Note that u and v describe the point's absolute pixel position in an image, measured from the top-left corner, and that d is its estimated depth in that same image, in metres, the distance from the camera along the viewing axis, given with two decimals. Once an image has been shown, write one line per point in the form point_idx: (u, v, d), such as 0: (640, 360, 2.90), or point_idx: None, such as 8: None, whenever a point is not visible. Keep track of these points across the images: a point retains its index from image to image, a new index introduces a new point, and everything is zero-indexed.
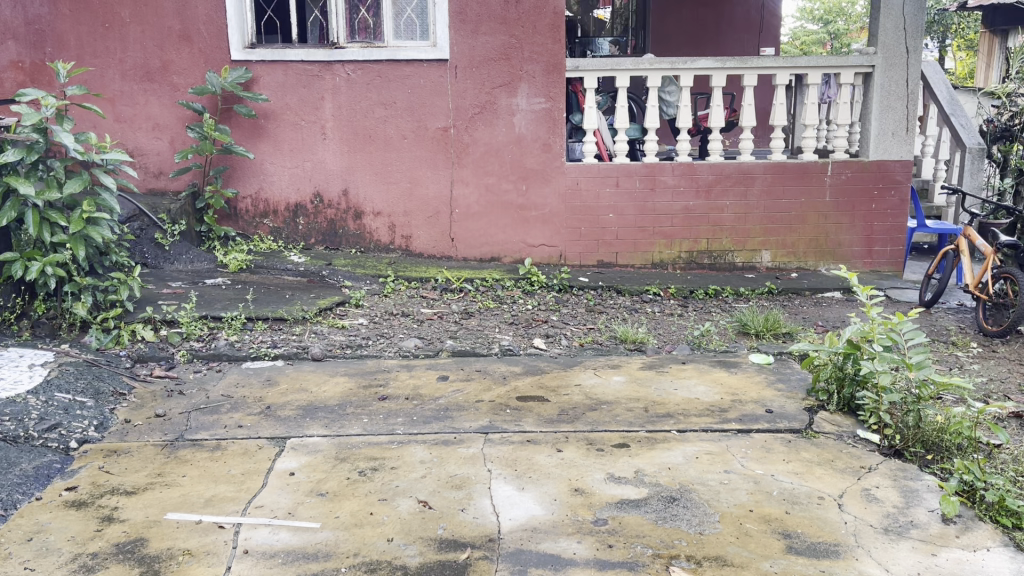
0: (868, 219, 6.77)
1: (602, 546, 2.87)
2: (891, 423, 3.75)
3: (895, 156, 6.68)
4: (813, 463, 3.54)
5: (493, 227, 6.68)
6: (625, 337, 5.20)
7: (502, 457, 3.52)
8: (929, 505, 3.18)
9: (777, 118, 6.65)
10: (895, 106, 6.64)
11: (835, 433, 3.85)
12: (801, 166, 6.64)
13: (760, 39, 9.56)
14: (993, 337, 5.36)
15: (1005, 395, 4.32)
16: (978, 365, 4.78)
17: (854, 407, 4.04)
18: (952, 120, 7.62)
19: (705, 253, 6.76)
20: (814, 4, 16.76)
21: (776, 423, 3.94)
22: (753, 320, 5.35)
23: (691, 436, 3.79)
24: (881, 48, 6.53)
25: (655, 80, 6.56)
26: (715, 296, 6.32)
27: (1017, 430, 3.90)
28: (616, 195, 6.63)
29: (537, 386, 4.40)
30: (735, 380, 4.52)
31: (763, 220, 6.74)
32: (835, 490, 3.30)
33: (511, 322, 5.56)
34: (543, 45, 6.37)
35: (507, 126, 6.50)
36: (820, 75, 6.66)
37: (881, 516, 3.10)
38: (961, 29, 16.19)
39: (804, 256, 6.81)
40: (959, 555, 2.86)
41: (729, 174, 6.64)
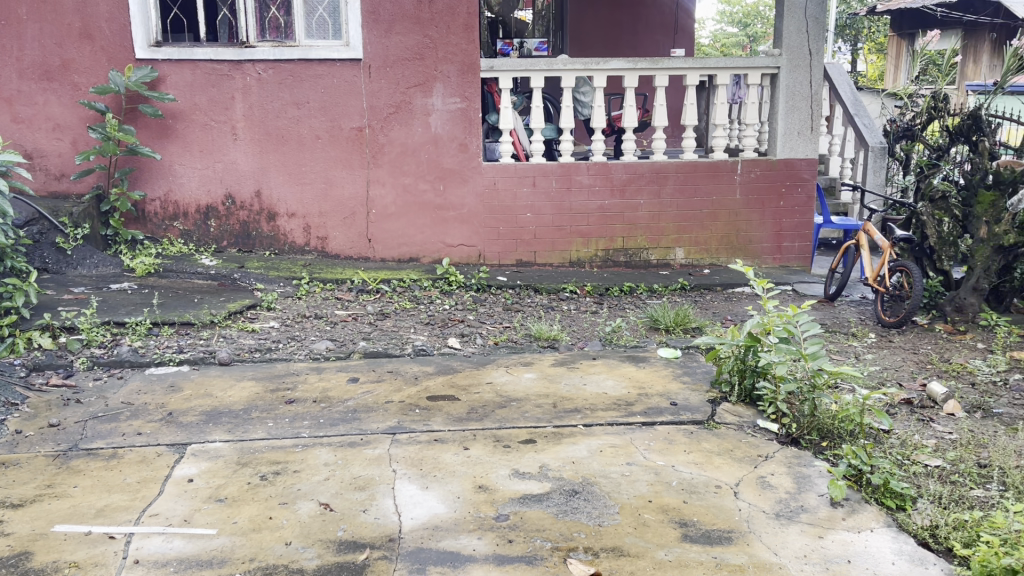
0: (776, 216, 6.98)
1: (501, 542, 2.89)
2: (789, 413, 3.89)
3: (801, 154, 6.89)
4: (713, 453, 3.63)
5: (411, 228, 6.65)
6: (538, 335, 5.25)
7: (408, 458, 3.51)
8: (819, 490, 3.30)
9: (687, 118, 6.79)
10: (800, 107, 6.85)
11: (735, 424, 3.96)
12: (712, 164, 6.81)
13: (675, 39, 9.77)
14: (890, 328, 5.58)
15: (896, 383, 4.52)
16: (873, 355, 4.97)
17: (754, 397, 4.16)
18: (856, 120, 7.88)
19: (621, 251, 6.87)
20: (734, 7, 17.17)
21: (679, 415, 4.03)
22: (663, 315, 5.48)
23: (597, 430, 3.85)
24: (786, 51, 6.74)
25: (570, 81, 6.62)
26: (630, 293, 6.43)
27: (906, 416, 4.08)
28: (533, 194, 6.68)
29: (448, 385, 4.40)
30: (642, 374, 4.62)
31: (676, 218, 6.88)
32: (732, 479, 3.39)
33: (426, 322, 5.55)
34: (457, 45, 6.38)
35: (422, 126, 6.49)
36: (728, 76, 6.83)
37: (774, 502, 3.20)
38: (870, 33, 16.97)
39: (716, 253, 6.99)
40: (844, 537, 2.96)
41: (643, 173, 6.76)
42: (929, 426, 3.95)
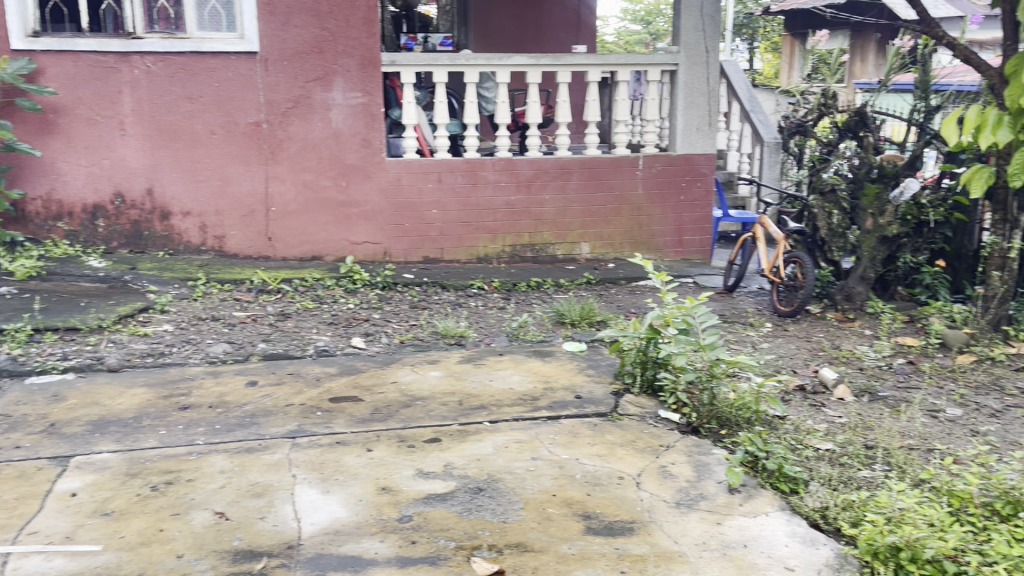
0: (677, 210, 7.13)
1: (404, 543, 2.85)
2: (689, 403, 3.97)
3: (700, 149, 7.05)
4: (616, 445, 3.67)
5: (313, 225, 6.50)
6: (444, 332, 5.21)
7: (308, 462, 3.42)
8: (717, 477, 3.38)
9: (589, 114, 6.86)
10: (698, 103, 7.00)
11: (638, 415, 4.01)
12: (615, 159, 6.90)
13: (577, 36, 9.84)
14: (785, 317, 5.77)
15: (791, 370, 4.68)
16: (769, 344, 5.14)
17: (656, 388, 4.23)
18: (751, 117, 8.16)
19: (527, 247, 6.89)
20: (636, 6, 17.48)
21: (584, 408, 4.07)
22: (569, 310, 5.52)
23: (503, 427, 3.84)
24: (683, 47, 6.89)
25: (473, 76, 6.60)
26: (537, 288, 6.46)
27: (800, 402, 4.22)
28: (438, 190, 6.62)
29: (352, 386, 4.32)
30: (548, 368, 4.64)
31: (581, 213, 6.95)
32: (635, 470, 3.44)
33: (329, 322, 5.44)
34: (358, 39, 6.26)
35: (323, 121, 6.34)
36: (629, 73, 6.93)
37: (674, 491, 3.26)
38: (766, 32, 17.58)
39: (621, 247, 7.08)
40: (741, 522, 3.03)
41: (548, 169, 6.79)
42: (821, 411, 4.11)
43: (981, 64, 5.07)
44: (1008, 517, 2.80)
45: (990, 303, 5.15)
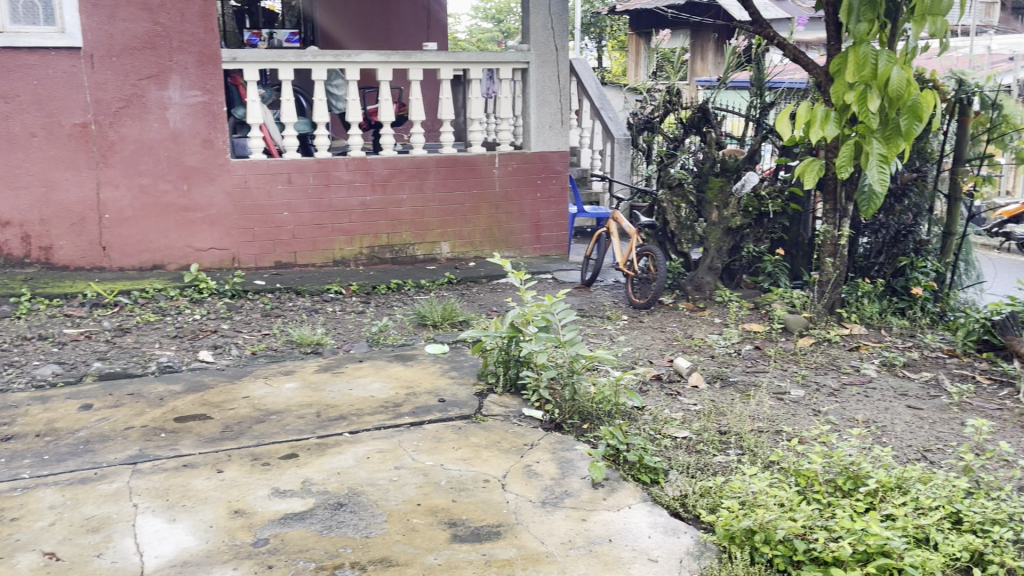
0: (534, 207, 7.18)
1: (260, 569, 2.68)
2: (551, 399, 3.97)
3: (553, 147, 7.13)
4: (481, 447, 3.63)
5: (152, 232, 6.08)
6: (300, 340, 5.00)
7: (152, 489, 3.18)
8: (581, 473, 3.40)
9: (443, 112, 6.79)
10: (550, 101, 7.07)
11: (502, 415, 3.98)
12: (470, 158, 6.87)
13: (428, 34, 9.77)
14: (640, 309, 5.93)
15: (648, 361, 4.80)
16: (626, 336, 5.25)
17: (519, 387, 4.22)
18: (602, 114, 8.36)
19: (385, 248, 6.75)
20: (487, 3, 17.54)
21: (447, 412, 4.00)
22: (430, 311, 5.44)
23: (363, 437, 3.72)
24: (533, 46, 6.94)
25: (321, 74, 6.37)
26: (396, 290, 6.33)
27: (657, 393, 4.33)
28: (289, 192, 6.37)
29: (199, 403, 4.06)
30: (409, 373, 4.54)
31: (439, 212, 6.87)
32: (500, 472, 3.40)
33: (173, 335, 5.10)
34: (194, 34, 5.93)
35: (159, 121, 5.96)
36: (481, 71, 6.91)
37: (540, 491, 3.25)
38: (613, 31, 18.12)
39: (480, 246, 7.06)
40: (606, 517, 3.05)
41: (403, 168, 6.67)
42: (676, 400, 4.22)
43: (809, 63, 5.31)
44: (849, 492, 2.97)
45: (825, 288, 5.50)
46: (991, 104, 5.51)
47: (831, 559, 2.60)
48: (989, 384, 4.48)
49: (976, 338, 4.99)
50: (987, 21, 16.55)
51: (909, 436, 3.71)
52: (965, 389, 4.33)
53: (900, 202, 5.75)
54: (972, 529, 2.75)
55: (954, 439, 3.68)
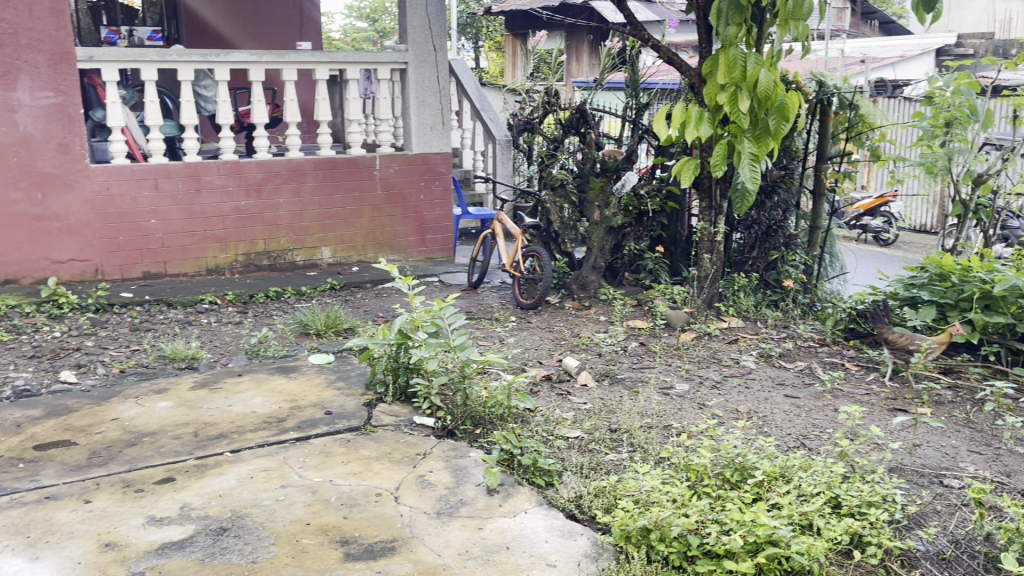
0: (417, 209, 7.07)
1: None
2: (442, 406, 3.90)
3: (435, 148, 7.05)
4: (371, 459, 3.52)
5: (3, 244, 5.61)
6: (173, 356, 4.72)
7: (9, 526, 2.91)
8: (476, 480, 3.35)
9: (320, 113, 6.59)
10: (430, 102, 6.98)
11: (393, 424, 3.88)
12: (349, 160, 6.70)
13: (300, 33, 9.44)
14: (527, 309, 5.94)
15: (537, 362, 4.80)
16: (514, 338, 5.25)
17: (409, 395, 4.12)
18: (482, 115, 8.33)
19: (263, 255, 6.49)
20: (361, 3, 17.25)
21: (334, 424, 3.86)
22: (313, 319, 5.26)
23: (246, 455, 3.54)
24: (411, 46, 6.83)
25: (187, 74, 6.05)
26: (276, 298, 6.10)
27: (548, 393, 4.33)
28: (155, 199, 6.02)
29: (62, 429, 3.77)
30: (293, 385, 4.36)
31: (318, 216, 6.66)
32: (392, 484, 3.31)
33: (29, 355, 4.72)
34: (44, 31, 5.53)
35: (7, 124, 5.52)
36: (358, 71, 6.74)
37: (434, 501, 3.18)
38: (489, 32, 18.24)
39: (363, 250, 6.90)
40: (502, 524, 3.01)
41: (279, 171, 6.44)
42: (567, 399, 4.24)
43: (682, 65, 5.44)
44: (737, 484, 3.05)
45: (704, 283, 5.66)
46: (849, 105, 5.78)
47: (723, 552, 2.66)
48: (857, 370, 4.74)
49: (843, 326, 5.28)
50: (838, 26, 17.62)
51: (788, 424, 3.86)
52: (836, 376, 4.56)
53: (770, 198, 5.99)
54: (851, 512, 2.87)
55: (829, 425, 3.85)
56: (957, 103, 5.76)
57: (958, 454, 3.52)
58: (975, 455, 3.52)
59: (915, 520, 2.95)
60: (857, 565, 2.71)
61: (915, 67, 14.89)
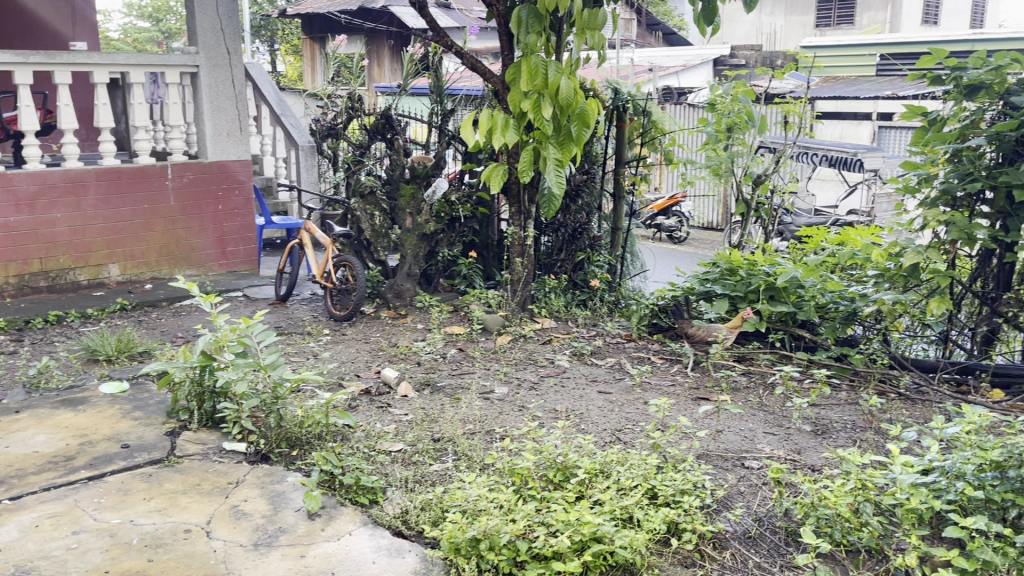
0: (216, 221, 6.67)
1: None
2: (255, 430, 3.68)
3: (233, 156, 6.69)
4: (177, 493, 3.26)
5: None
6: None
7: None
8: (295, 505, 3.19)
9: (101, 119, 6.05)
10: (225, 107, 6.62)
11: (200, 453, 3.61)
12: (137, 169, 6.20)
13: (75, 31, 8.71)
14: (341, 320, 5.77)
15: (354, 375, 4.67)
16: (329, 352, 5.08)
17: (217, 420, 3.86)
18: (282, 120, 8.02)
19: (39, 275, 5.87)
20: (142, 2, 16.09)
21: (133, 459, 3.54)
22: (102, 344, 4.81)
23: (28, 501, 3.16)
24: (202, 48, 6.42)
25: None
26: (58, 323, 5.53)
27: (368, 407, 4.22)
28: None
29: None
30: (82, 419, 3.96)
31: (104, 231, 6.12)
32: (203, 518, 3.08)
33: None
34: None
35: None
36: (143, 74, 6.25)
37: (250, 532, 2.99)
38: (285, 35, 17.64)
39: (156, 266, 6.41)
40: (326, 549, 2.88)
41: (55, 183, 5.84)
42: (387, 412, 4.15)
43: (486, 72, 5.48)
44: (561, 483, 3.12)
45: (517, 286, 5.75)
46: (642, 111, 6.14)
47: (551, 553, 2.69)
48: (662, 362, 5.01)
49: (647, 321, 5.57)
50: (627, 35, 18.61)
51: (604, 420, 3.99)
52: (644, 369, 4.79)
53: (575, 201, 6.19)
54: (666, 502, 3.01)
55: (641, 418, 4.03)
56: (736, 109, 6.20)
57: (755, 436, 3.80)
58: (770, 436, 3.81)
59: (723, 502, 3.14)
60: (674, 552, 2.83)
61: (697, 75, 16.04)
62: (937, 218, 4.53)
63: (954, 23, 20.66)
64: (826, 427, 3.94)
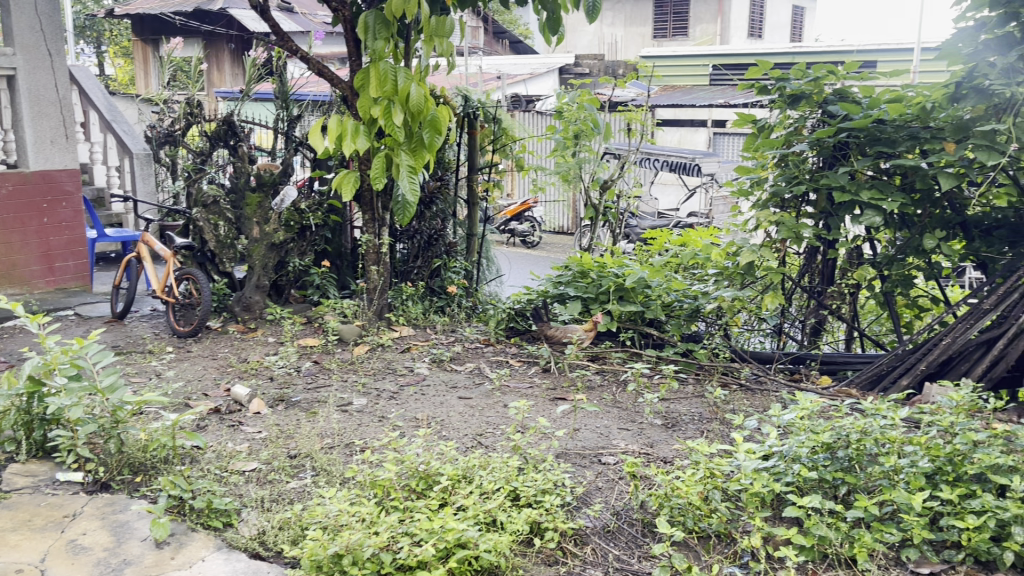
0: (41, 235, 6.17)
1: None
2: (92, 458, 3.43)
3: (58, 164, 6.23)
4: (5, 532, 2.99)
5: None
6: None
7: None
8: (141, 535, 3.00)
9: None
10: (48, 113, 6.16)
11: (29, 487, 3.32)
12: None
13: None
14: (185, 337, 5.48)
15: (203, 394, 4.45)
16: (174, 370, 4.81)
17: (50, 450, 3.57)
18: (113, 127, 7.53)
19: None
20: None
21: None
22: None
23: None
24: (20, 49, 5.94)
25: None
26: None
27: (218, 426, 4.03)
28: None
29: None
30: None
31: None
32: (36, 556, 2.84)
33: None
34: None
35: None
36: None
37: (91, 567, 2.79)
38: (113, 36, 16.61)
39: None
40: None
41: None
42: (239, 430, 3.99)
43: (334, 77, 5.36)
44: (423, 492, 3.10)
45: (373, 295, 5.64)
46: (492, 118, 6.25)
47: (415, 563, 2.66)
48: (520, 365, 5.08)
49: (505, 325, 5.65)
50: (474, 42, 18.81)
51: (464, 426, 4.00)
52: (502, 373, 4.84)
53: (429, 208, 6.18)
54: (529, 502, 3.06)
55: (501, 422, 4.07)
56: (582, 117, 6.39)
57: (611, 433, 3.92)
58: (624, 432, 3.94)
59: (583, 499, 3.22)
60: (538, 551, 2.88)
61: (543, 84, 16.44)
62: (769, 219, 4.86)
63: (776, 36, 22.23)
64: (676, 420, 4.12)
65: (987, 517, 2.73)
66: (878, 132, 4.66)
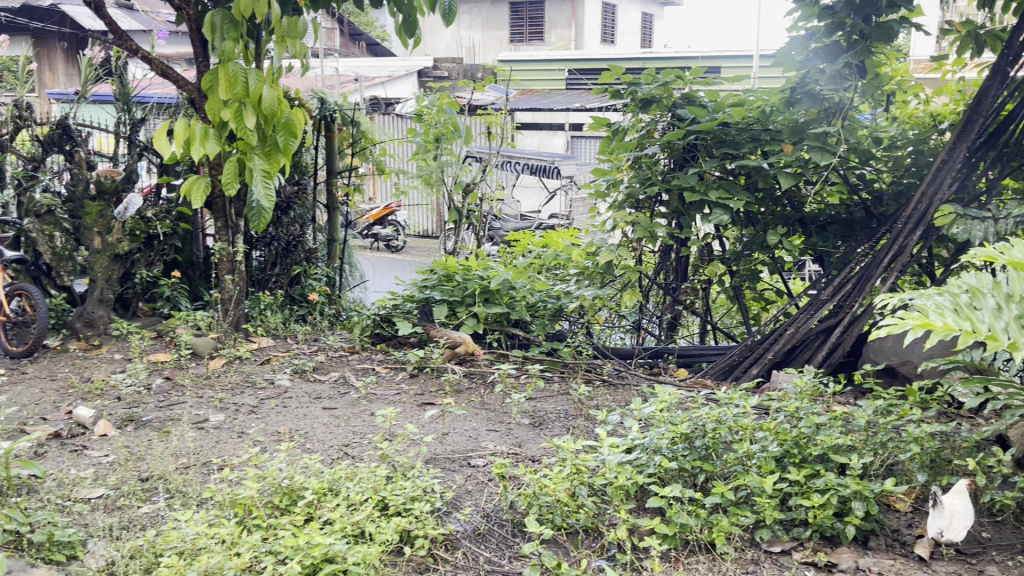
0: None
1: None
2: None
3: None
4: None
5: None
6: None
7: None
8: None
9: None
10: None
11: None
12: None
13: None
14: (19, 357, 5.09)
15: (40, 418, 4.13)
16: (7, 395, 4.44)
17: None
18: None
19: None
20: None
21: None
22: None
23: None
24: None
25: None
26: None
27: (58, 452, 3.75)
28: None
29: None
30: None
31: None
32: None
33: None
34: None
35: None
36: None
37: None
38: None
39: None
40: None
41: None
42: (83, 455, 3.72)
43: (179, 79, 5.11)
44: (287, 508, 3.00)
45: (228, 305, 5.40)
46: (350, 121, 6.16)
47: None
48: (386, 371, 5.01)
49: (370, 332, 5.55)
50: (330, 44, 18.46)
51: (329, 437, 3.89)
52: (368, 381, 4.74)
53: (286, 214, 5.94)
54: (398, 510, 3.01)
55: (367, 430, 3.99)
56: (443, 120, 6.37)
57: (479, 435, 3.93)
58: (492, 433, 3.97)
59: (452, 504, 3.21)
60: (408, 560, 2.84)
61: (403, 86, 16.34)
62: (625, 219, 5.03)
63: (627, 43, 23.05)
64: (543, 418, 4.18)
65: (830, 495, 2.90)
66: (723, 134, 4.91)
